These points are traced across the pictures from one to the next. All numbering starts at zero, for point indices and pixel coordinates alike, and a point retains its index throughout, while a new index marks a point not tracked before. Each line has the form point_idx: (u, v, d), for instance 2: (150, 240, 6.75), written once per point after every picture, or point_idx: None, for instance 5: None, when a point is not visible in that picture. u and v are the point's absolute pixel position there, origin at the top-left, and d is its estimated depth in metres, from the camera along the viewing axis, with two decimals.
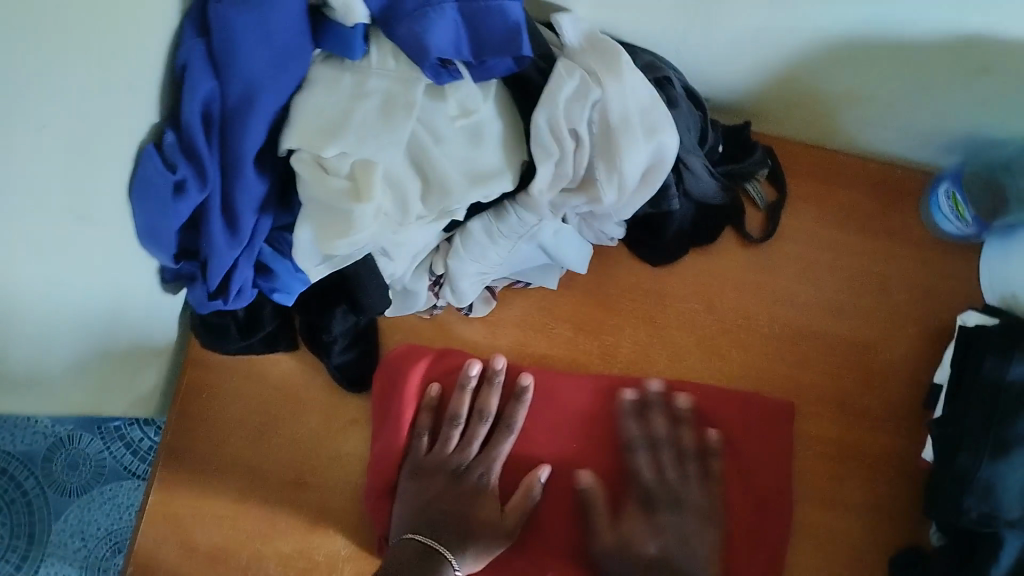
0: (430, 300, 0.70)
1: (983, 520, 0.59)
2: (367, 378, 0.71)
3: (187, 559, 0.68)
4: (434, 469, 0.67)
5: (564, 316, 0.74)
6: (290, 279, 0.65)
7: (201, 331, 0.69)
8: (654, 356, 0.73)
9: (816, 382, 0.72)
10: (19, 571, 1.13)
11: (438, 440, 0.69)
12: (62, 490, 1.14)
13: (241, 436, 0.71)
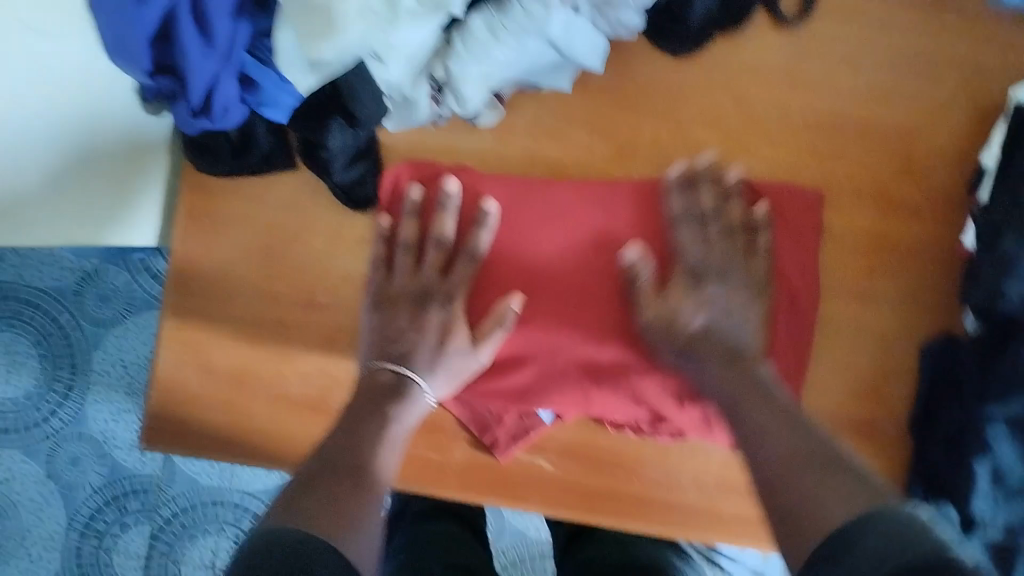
0: (432, 110, 0.64)
1: (1023, 302, 0.57)
2: (372, 196, 0.67)
3: (207, 381, 0.70)
4: (403, 299, 0.66)
5: (578, 119, 0.68)
6: (278, 92, 0.60)
7: (193, 155, 0.65)
8: (675, 156, 0.68)
9: (850, 174, 0.67)
10: (66, 401, 1.15)
11: (398, 269, 0.67)
12: (95, 321, 1.15)
13: (247, 259, 0.69)
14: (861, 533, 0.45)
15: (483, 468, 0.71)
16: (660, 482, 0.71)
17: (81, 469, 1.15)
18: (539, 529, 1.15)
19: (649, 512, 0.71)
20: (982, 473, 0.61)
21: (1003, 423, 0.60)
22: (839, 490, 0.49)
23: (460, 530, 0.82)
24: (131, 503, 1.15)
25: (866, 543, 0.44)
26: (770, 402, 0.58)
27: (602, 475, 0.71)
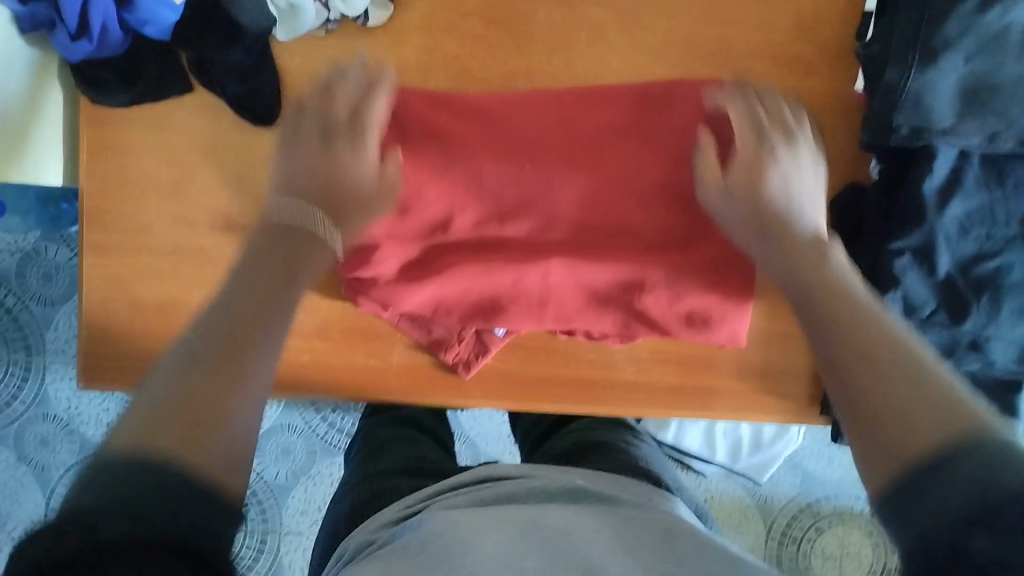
0: (320, 15, 0.64)
1: (915, 134, 0.59)
2: (270, 108, 0.66)
3: (135, 312, 0.70)
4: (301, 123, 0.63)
5: (470, 8, 0.67)
6: (154, 5, 0.58)
7: (85, 88, 0.64)
8: (573, 34, 0.68)
9: (745, 36, 0.68)
10: (25, 383, 1.13)
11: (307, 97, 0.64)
12: (43, 300, 1.13)
13: (160, 190, 0.68)
14: (939, 457, 0.34)
15: (421, 367, 0.73)
16: (595, 361, 0.73)
17: (52, 449, 1.14)
18: (512, 451, 1.17)
19: (597, 389, 0.73)
20: (893, 303, 0.62)
21: (908, 254, 0.61)
22: (920, 401, 0.36)
23: (421, 436, 0.83)
24: None
25: (952, 481, 0.33)
26: (869, 315, 0.42)
27: (539, 358, 0.73)
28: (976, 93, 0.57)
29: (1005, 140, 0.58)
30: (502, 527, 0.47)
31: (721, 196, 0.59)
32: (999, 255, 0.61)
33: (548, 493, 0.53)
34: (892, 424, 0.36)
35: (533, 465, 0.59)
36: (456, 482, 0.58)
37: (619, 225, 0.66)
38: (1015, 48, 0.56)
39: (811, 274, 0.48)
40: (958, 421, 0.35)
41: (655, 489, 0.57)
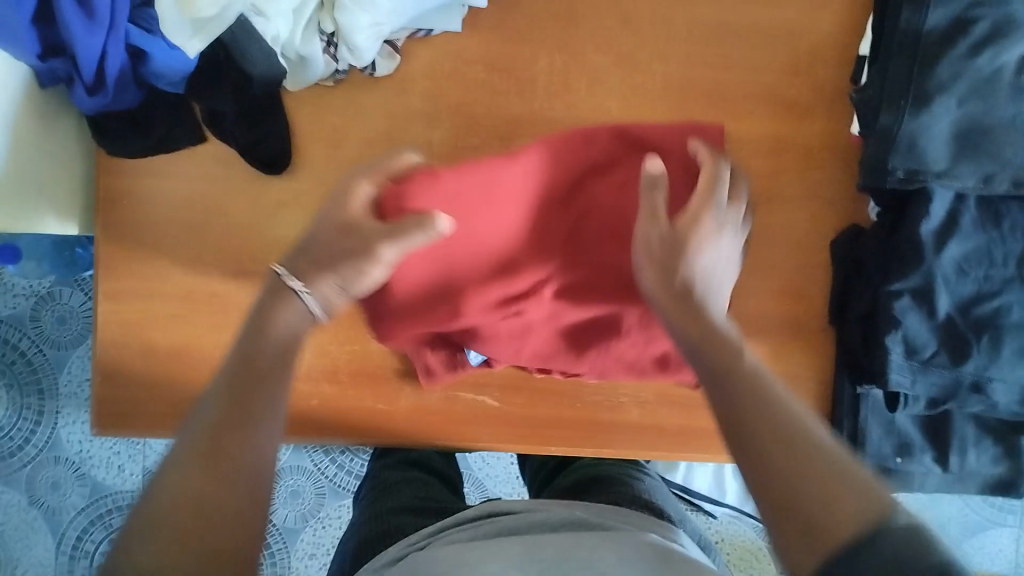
0: (330, 65, 0.66)
1: (910, 177, 0.60)
2: (282, 155, 0.68)
3: (146, 358, 0.70)
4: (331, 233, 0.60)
5: (474, 58, 0.69)
6: (168, 60, 0.61)
7: (98, 139, 0.66)
8: (575, 82, 0.70)
9: (743, 82, 0.70)
10: (38, 427, 1.14)
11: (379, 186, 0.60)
12: (57, 344, 1.14)
13: (171, 236, 0.70)
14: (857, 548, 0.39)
15: (428, 411, 0.72)
16: (602, 403, 0.72)
17: (63, 492, 1.14)
18: (520, 493, 1.16)
19: (601, 434, 0.72)
20: (895, 346, 0.61)
21: (907, 296, 0.61)
22: (795, 467, 0.43)
23: (429, 477, 0.83)
24: (116, 519, 1.15)
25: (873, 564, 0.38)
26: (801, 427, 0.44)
27: (545, 402, 0.72)
28: (970, 135, 0.58)
29: (1000, 182, 0.59)
30: (500, 561, 0.47)
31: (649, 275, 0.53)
32: (997, 295, 0.61)
33: (550, 526, 0.53)
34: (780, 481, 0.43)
35: (535, 502, 0.59)
36: (457, 519, 0.58)
37: (609, 272, 0.62)
38: (1006, 92, 0.58)
39: (772, 422, 0.45)
40: (856, 512, 0.40)
41: (658, 522, 0.57)
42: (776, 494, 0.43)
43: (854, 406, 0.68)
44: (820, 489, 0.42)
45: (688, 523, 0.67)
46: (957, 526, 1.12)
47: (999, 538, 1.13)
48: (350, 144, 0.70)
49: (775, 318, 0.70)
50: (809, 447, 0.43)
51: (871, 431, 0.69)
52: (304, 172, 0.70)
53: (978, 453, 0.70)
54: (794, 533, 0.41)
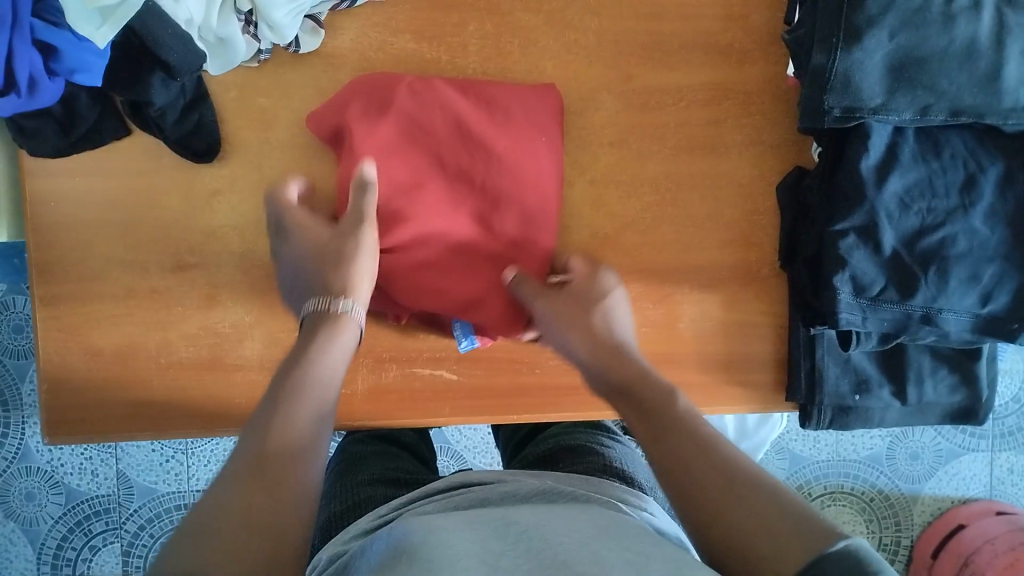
0: (251, 46, 0.64)
1: (846, 114, 0.59)
2: (212, 144, 0.66)
3: (95, 361, 0.69)
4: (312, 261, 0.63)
5: (401, 27, 0.67)
6: (80, 53, 0.58)
7: (21, 140, 0.63)
8: (507, 45, 0.68)
9: (678, 31, 0.68)
10: (4, 439, 1.12)
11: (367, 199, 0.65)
12: (15, 354, 1.12)
13: (106, 235, 0.68)
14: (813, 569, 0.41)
15: (386, 391, 0.70)
16: (561, 366, 0.72)
17: (37, 503, 1.13)
18: (500, 462, 1.16)
19: (565, 397, 0.72)
20: (843, 285, 0.61)
21: (853, 234, 0.61)
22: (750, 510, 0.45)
23: (398, 451, 0.82)
24: (95, 524, 1.14)
25: None
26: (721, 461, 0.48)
27: (506, 370, 0.71)
28: (905, 67, 0.58)
29: (937, 113, 0.59)
30: (475, 532, 0.45)
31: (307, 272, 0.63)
32: (941, 227, 0.61)
33: (521, 496, 0.53)
34: (737, 523, 0.45)
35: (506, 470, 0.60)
36: (427, 488, 0.58)
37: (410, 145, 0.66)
38: (937, 20, 0.57)
39: (706, 466, 0.48)
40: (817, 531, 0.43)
41: (631, 491, 0.57)
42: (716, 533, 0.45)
43: (810, 346, 0.69)
44: (764, 559, 0.43)
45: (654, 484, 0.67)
46: (931, 455, 1.14)
47: (973, 463, 1.15)
48: (282, 126, 0.68)
49: (725, 267, 0.70)
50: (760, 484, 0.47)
51: (829, 371, 0.69)
52: (238, 158, 0.68)
53: (935, 383, 0.70)
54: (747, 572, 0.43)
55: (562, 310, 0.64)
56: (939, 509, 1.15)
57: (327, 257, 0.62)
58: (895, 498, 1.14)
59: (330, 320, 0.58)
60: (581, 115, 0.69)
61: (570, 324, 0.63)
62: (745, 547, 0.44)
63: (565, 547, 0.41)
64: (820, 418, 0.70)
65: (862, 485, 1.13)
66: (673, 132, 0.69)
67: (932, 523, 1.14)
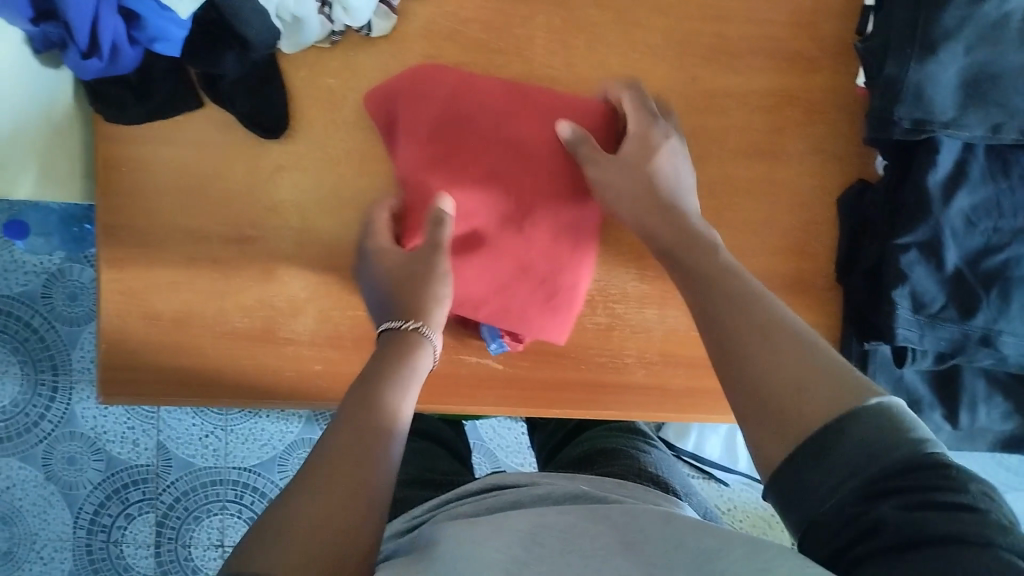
0: (325, 27, 0.65)
1: (917, 127, 0.58)
2: (279, 121, 0.68)
3: (151, 328, 0.70)
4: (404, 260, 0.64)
5: (471, 17, 0.68)
6: (162, 22, 0.59)
7: (95, 105, 0.65)
8: (574, 40, 0.68)
9: (747, 36, 0.68)
10: (53, 402, 1.15)
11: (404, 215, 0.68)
12: (70, 320, 1.15)
13: (171, 204, 0.70)
14: (941, 516, 0.36)
15: (432, 376, 0.71)
16: (607, 364, 0.72)
17: (79, 467, 1.15)
18: (532, 462, 1.17)
19: (608, 396, 0.72)
20: (903, 300, 0.61)
21: (915, 249, 0.60)
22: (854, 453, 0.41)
23: (435, 446, 0.83)
24: (132, 493, 1.16)
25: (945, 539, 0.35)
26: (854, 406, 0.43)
27: (551, 364, 0.72)
28: (978, 83, 0.57)
29: (1008, 132, 0.58)
30: (500, 538, 0.45)
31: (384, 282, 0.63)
32: (1005, 248, 0.60)
33: (552, 497, 0.54)
34: (838, 460, 0.41)
35: (539, 475, 0.60)
36: (460, 492, 0.59)
37: (450, 129, 0.67)
38: (1015, 38, 0.56)
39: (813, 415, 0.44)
40: (926, 473, 0.39)
41: (666, 497, 0.58)
42: (771, 420, 0.45)
43: (861, 364, 0.68)
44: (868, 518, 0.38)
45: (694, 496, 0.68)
46: None
47: (1015, 501, 1.12)
48: (348, 108, 0.69)
49: (779, 276, 0.69)
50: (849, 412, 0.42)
51: (879, 388, 0.68)
52: (302, 136, 0.69)
53: (989, 409, 0.69)
54: (848, 521, 0.40)
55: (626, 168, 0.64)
56: None
57: (416, 275, 0.63)
58: None
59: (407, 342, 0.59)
60: None
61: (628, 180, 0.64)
62: (879, 493, 0.39)
63: (585, 559, 0.42)
64: None
65: None
66: (735, 137, 0.69)
67: None
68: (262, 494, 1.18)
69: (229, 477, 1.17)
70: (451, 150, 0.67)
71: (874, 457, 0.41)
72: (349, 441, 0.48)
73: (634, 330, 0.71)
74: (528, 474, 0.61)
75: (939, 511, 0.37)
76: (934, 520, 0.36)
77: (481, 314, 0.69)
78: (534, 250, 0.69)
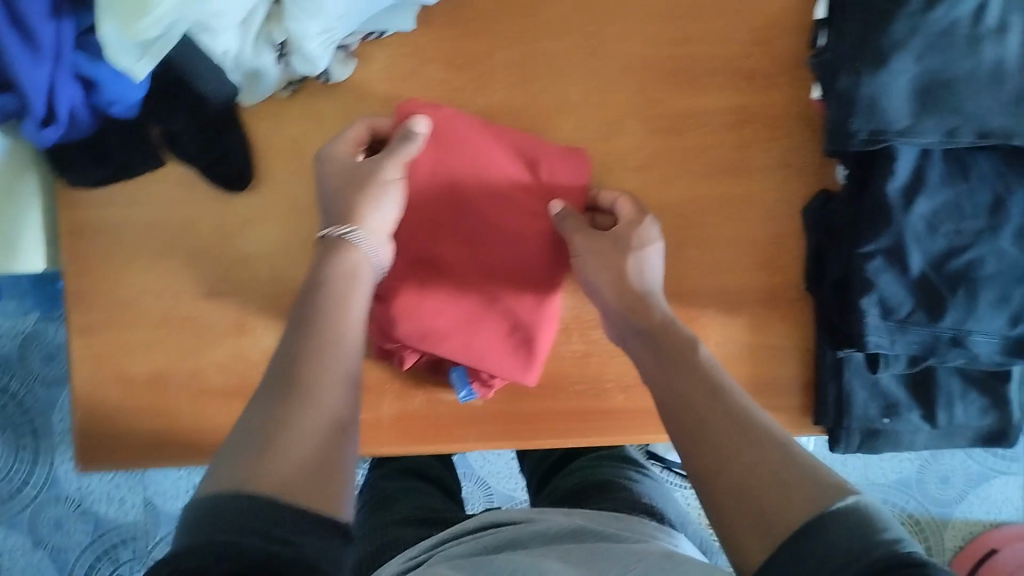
0: (284, 76, 0.65)
1: (874, 137, 0.59)
2: (242, 174, 0.68)
3: (127, 390, 0.70)
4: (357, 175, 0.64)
5: (428, 57, 0.68)
6: (120, 86, 0.60)
7: (56, 170, 0.65)
8: (532, 73, 0.69)
9: (701, 57, 0.69)
10: (35, 467, 1.13)
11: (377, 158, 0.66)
12: (48, 381, 1.13)
13: (140, 264, 0.69)
14: (815, 526, 0.42)
15: (414, 415, 0.71)
16: (588, 391, 0.72)
17: (67, 531, 1.14)
18: (524, 488, 1.16)
19: (592, 423, 0.72)
20: (871, 307, 0.61)
21: (879, 256, 0.61)
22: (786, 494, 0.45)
23: (425, 484, 0.82)
24: (122, 552, 1.14)
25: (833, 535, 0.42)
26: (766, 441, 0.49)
27: (532, 395, 0.72)
28: (930, 90, 0.58)
29: (964, 135, 0.59)
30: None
31: (330, 198, 0.64)
32: (969, 248, 0.61)
33: (551, 535, 0.54)
34: (769, 496, 0.46)
35: (534, 509, 0.60)
36: (456, 530, 0.59)
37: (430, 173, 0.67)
38: (963, 43, 0.58)
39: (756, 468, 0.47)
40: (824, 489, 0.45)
41: (663, 529, 0.59)
42: (745, 512, 0.46)
43: (837, 370, 0.68)
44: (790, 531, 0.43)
45: (688, 524, 0.68)
46: (962, 478, 1.12)
47: (1005, 486, 1.13)
48: (312, 155, 0.69)
49: (751, 291, 0.70)
50: (808, 471, 0.46)
51: (856, 394, 0.69)
52: (268, 187, 0.69)
53: (966, 406, 0.69)
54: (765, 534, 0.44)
55: (598, 250, 0.64)
56: (970, 533, 1.13)
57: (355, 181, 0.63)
58: (926, 522, 1.12)
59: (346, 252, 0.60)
60: (605, 141, 0.70)
61: (603, 267, 0.64)
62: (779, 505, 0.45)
63: None
64: (848, 442, 0.70)
65: (891, 509, 1.12)
66: (697, 156, 0.70)
67: (964, 547, 1.13)
68: None
69: None
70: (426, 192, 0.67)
71: (849, 555, 0.40)
72: (284, 397, 0.48)
73: (613, 354, 0.71)
74: (522, 509, 0.60)
75: (841, 517, 0.42)
76: (829, 530, 0.42)
77: (443, 350, 0.68)
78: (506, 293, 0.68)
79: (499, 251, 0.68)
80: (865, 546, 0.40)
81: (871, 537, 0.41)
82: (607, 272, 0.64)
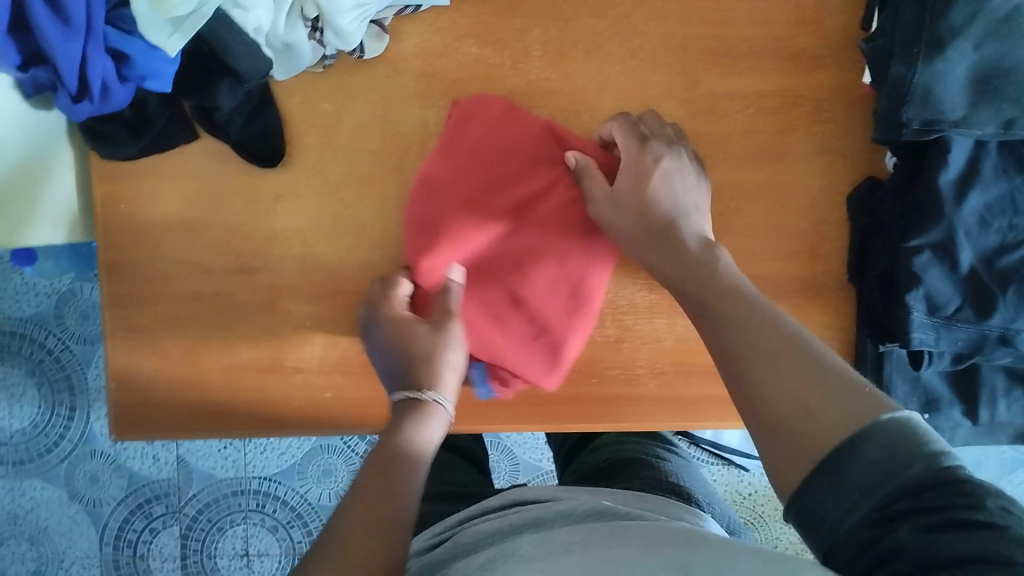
0: (317, 52, 0.64)
1: (926, 127, 0.57)
2: (274, 147, 0.67)
3: (159, 362, 0.70)
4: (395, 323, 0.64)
5: (465, 32, 0.67)
6: (152, 61, 0.59)
7: (93, 142, 0.64)
8: (571, 50, 0.67)
9: (748, 35, 0.67)
10: (71, 422, 1.15)
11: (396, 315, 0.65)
12: (83, 340, 1.15)
13: (172, 237, 0.69)
14: (856, 442, 0.42)
15: None
16: (618, 376, 0.70)
17: (101, 485, 1.16)
18: (550, 459, 1.16)
19: (622, 408, 0.71)
20: (916, 304, 0.59)
21: (928, 251, 0.59)
22: (830, 407, 0.44)
23: (453, 455, 0.82)
24: (155, 507, 1.16)
25: (868, 454, 0.41)
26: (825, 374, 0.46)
27: (562, 379, 0.71)
28: (988, 79, 0.56)
29: (1022, 127, 0.56)
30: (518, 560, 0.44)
31: (390, 358, 0.63)
32: (1023, 245, 0.58)
33: (576, 516, 0.51)
34: (807, 420, 0.44)
35: (560, 488, 0.58)
36: (483, 505, 0.57)
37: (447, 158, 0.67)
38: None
39: (802, 398, 0.46)
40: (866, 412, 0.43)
41: (686, 508, 0.57)
42: (792, 445, 0.44)
43: (878, 363, 0.67)
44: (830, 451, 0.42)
45: (716, 505, 0.67)
46: (996, 465, 1.10)
47: None
48: (345, 131, 0.68)
49: (790, 280, 0.68)
50: (848, 386, 0.45)
51: (897, 387, 0.67)
52: (300, 163, 0.68)
53: (1009, 404, 0.67)
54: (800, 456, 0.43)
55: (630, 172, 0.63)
56: None
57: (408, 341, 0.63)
58: None
59: (418, 411, 0.59)
60: None
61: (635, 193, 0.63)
62: (827, 428, 0.43)
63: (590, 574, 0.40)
64: None
65: None
66: (739, 140, 0.67)
67: None
68: (285, 504, 1.16)
69: (249, 488, 1.16)
70: (449, 179, 0.67)
71: (884, 472, 0.40)
72: (368, 468, 0.52)
73: (645, 341, 0.70)
74: (548, 487, 0.58)
75: (881, 430, 0.41)
76: (867, 447, 0.41)
77: (505, 338, 0.69)
78: (557, 258, 0.69)
79: (544, 218, 0.68)
80: (898, 465, 0.40)
81: (908, 453, 0.40)
82: (629, 205, 0.63)
